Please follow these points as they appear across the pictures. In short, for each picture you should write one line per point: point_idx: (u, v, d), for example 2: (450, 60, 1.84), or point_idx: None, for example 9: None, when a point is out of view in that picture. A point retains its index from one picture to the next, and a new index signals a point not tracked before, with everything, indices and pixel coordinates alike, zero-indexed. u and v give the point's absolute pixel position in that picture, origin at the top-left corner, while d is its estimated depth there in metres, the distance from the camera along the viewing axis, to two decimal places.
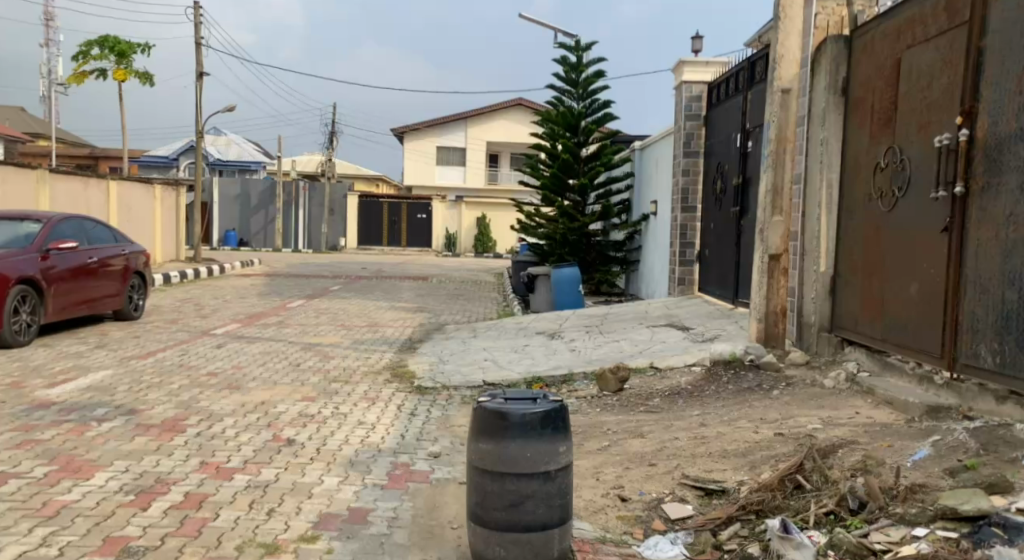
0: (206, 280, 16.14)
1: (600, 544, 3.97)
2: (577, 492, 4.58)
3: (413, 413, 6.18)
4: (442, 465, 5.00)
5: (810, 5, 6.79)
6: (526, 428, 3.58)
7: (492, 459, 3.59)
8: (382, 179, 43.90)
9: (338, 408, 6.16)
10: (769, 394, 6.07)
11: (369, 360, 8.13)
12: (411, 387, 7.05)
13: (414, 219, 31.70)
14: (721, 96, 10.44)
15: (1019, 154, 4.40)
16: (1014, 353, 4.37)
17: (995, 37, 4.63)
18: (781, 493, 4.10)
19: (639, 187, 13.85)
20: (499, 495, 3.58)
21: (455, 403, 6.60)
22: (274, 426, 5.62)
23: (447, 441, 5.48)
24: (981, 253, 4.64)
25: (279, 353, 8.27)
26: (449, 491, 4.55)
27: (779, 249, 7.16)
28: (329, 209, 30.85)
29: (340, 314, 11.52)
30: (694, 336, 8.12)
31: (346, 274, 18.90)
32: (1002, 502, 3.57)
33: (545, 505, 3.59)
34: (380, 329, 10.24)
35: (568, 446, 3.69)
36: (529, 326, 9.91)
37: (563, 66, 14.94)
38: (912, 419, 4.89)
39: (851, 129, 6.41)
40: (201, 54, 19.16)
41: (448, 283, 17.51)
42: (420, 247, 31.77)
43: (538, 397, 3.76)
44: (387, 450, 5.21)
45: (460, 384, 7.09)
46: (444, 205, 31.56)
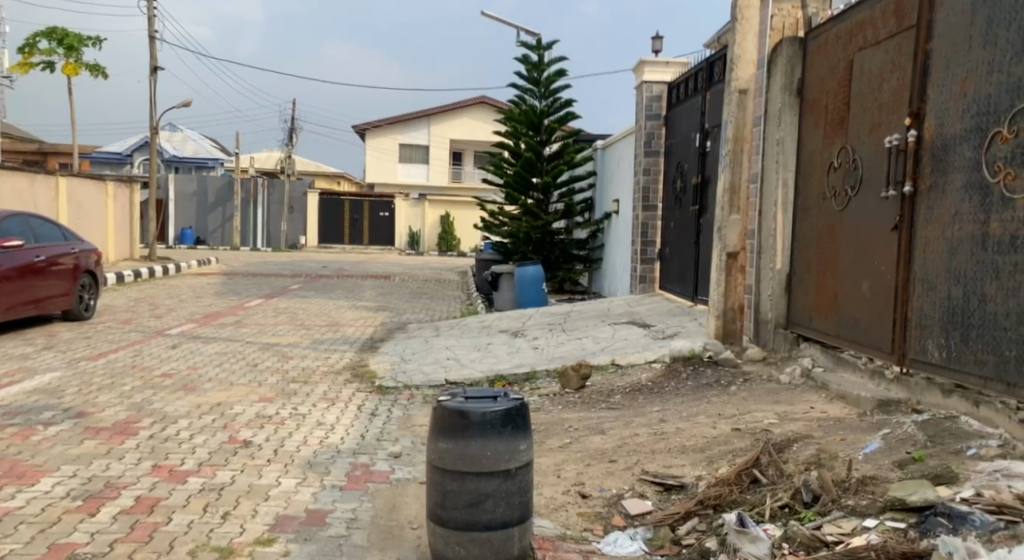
0: (162, 279, 15.96)
1: (561, 541, 4.00)
2: (538, 490, 4.62)
3: (374, 413, 6.19)
4: (402, 465, 5.02)
5: (766, 6, 6.89)
6: (486, 427, 3.61)
7: (451, 457, 3.61)
8: (344, 177, 43.67)
9: (296, 409, 6.15)
10: (727, 389, 6.16)
11: (328, 360, 8.10)
12: (372, 387, 7.04)
13: (376, 217, 31.54)
14: (681, 95, 10.55)
15: (963, 154, 4.52)
16: (960, 348, 4.47)
17: (941, 40, 4.75)
18: (738, 487, 4.19)
19: (602, 186, 13.94)
20: (459, 494, 3.61)
21: (416, 403, 6.60)
22: (231, 427, 5.59)
23: (407, 441, 5.49)
24: (929, 251, 4.76)
25: (237, 353, 8.22)
26: (409, 491, 4.57)
27: (736, 247, 7.25)
28: (289, 206, 30.59)
29: (299, 313, 11.42)
30: (654, 334, 8.20)
31: (307, 272, 18.78)
32: (947, 492, 3.66)
33: (504, 503, 3.63)
34: (341, 329, 10.19)
35: (529, 444, 3.72)
36: (492, 324, 9.91)
37: (524, 65, 15.00)
38: (864, 413, 5.01)
39: (806, 130, 6.53)
40: (155, 48, 18.91)
41: (412, 281, 17.46)
42: (384, 246, 31.64)
43: (499, 396, 3.79)
44: (347, 450, 5.22)
45: (422, 384, 7.09)
46: (407, 204, 31.65)
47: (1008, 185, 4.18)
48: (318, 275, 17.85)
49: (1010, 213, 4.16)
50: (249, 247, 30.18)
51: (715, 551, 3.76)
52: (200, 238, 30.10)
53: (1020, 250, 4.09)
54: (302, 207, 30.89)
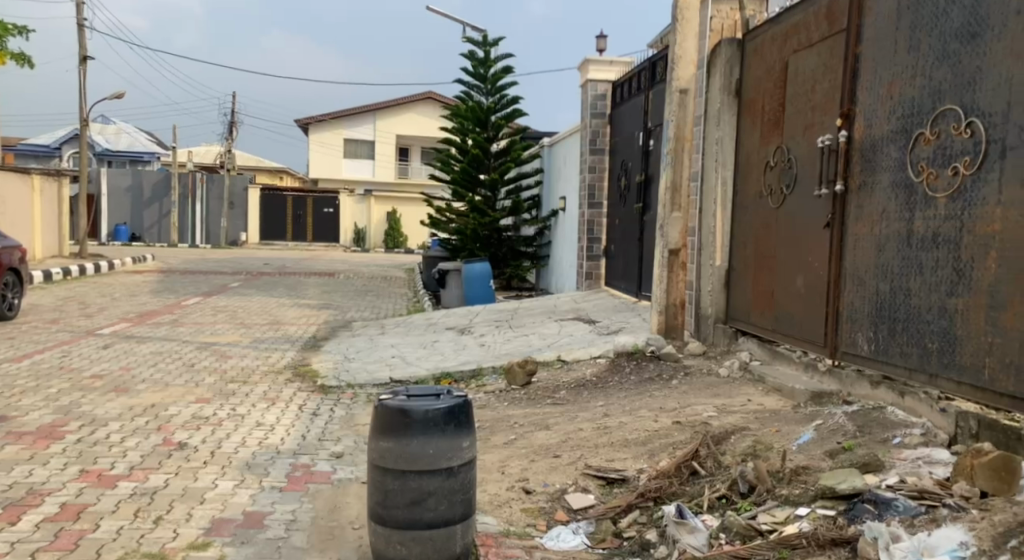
0: (92, 277, 15.61)
1: (504, 537, 4.05)
2: (482, 486, 4.69)
3: (315, 413, 6.18)
4: (344, 465, 5.04)
5: (706, 7, 7.04)
6: (428, 425, 3.66)
7: (392, 456, 3.65)
8: (286, 172, 43.27)
9: (234, 410, 6.12)
10: (669, 383, 6.30)
11: (268, 360, 8.04)
12: (314, 387, 7.02)
13: (319, 214, 31.21)
14: (624, 95, 10.70)
15: (890, 154, 4.69)
16: (887, 341, 4.65)
17: (869, 45, 4.92)
18: (678, 479, 4.30)
19: (549, 184, 14.06)
20: (400, 493, 3.65)
21: (359, 402, 6.60)
22: (165, 429, 5.55)
23: (349, 441, 5.51)
24: (858, 248, 4.94)
25: (172, 353, 8.12)
26: (351, 491, 4.59)
27: (678, 244, 7.41)
28: (228, 202, 29.84)
29: (238, 312, 11.31)
30: (599, 329, 8.33)
31: (246, 269, 18.55)
32: (874, 480, 3.78)
33: (446, 501, 3.68)
34: (281, 327, 10.11)
35: (471, 441, 3.78)
36: (439, 322, 9.95)
37: (470, 61, 15.04)
38: (799, 404, 5.17)
39: (744, 130, 6.69)
40: (83, 37, 18.45)
41: (356, 279, 17.38)
42: (328, 242, 31.35)
43: (442, 393, 3.84)
44: (287, 451, 5.22)
45: (367, 383, 7.10)
46: (353, 200, 31.63)
47: (930, 185, 4.34)
48: (259, 273, 17.65)
49: (931, 211, 4.32)
50: (187, 244, 29.64)
51: (656, 542, 3.85)
52: (134, 234, 29.60)
53: (939, 246, 4.25)
54: (242, 203, 30.06)
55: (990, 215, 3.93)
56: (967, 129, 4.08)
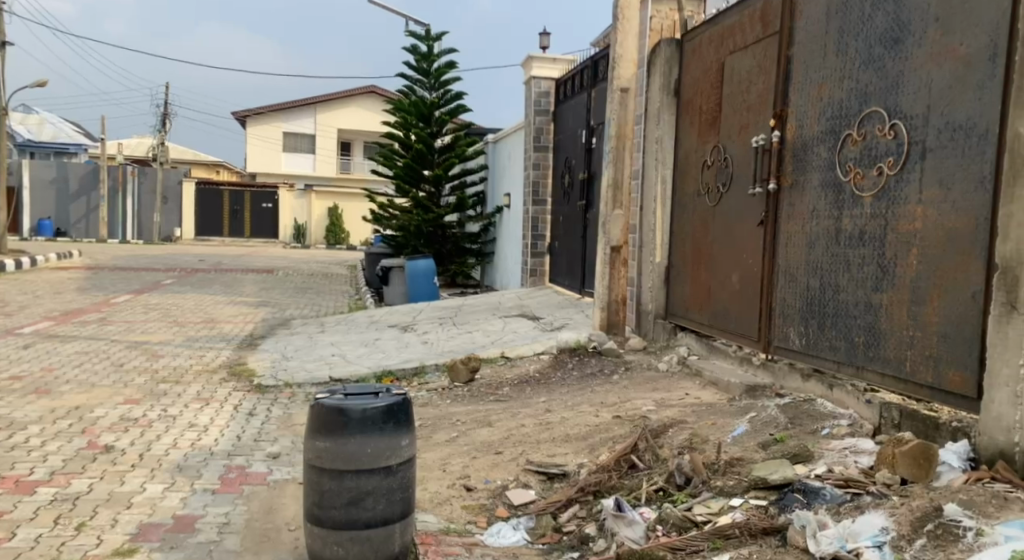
0: (15, 275, 15.18)
1: (444, 535, 4.08)
2: (423, 484, 4.72)
3: (251, 413, 6.14)
4: (281, 465, 5.02)
5: (646, 8, 7.15)
6: (366, 424, 3.69)
7: (328, 456, 3.66)
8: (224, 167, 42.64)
9: (165, 411, 6.04)
10: (610, 378, 6.40)
11: (202, 359, 7.95)
12: (251, 386, 6.97)
13: (258, 209, 30.97)
14: (568, 92, 10.79)
15: (820, 154, 4.84)
16: (816, 335, 4.81)
17: (800, 47, 5.08)
18: (617, 473, 4.39)
19: (493, 181, 14.10)
20: (337, 493, 3.66)
21: (297, 401, 6.58)
22: (90, 432, 5.46)
23: (286, 441, 5.49)
24: (790, 245, 5.10)
25: (98, 353, 7.97)
26: (287, 492, 4.59)
27: (619, 241, 7.54)
28: (162, 196, 29.68)
29: (171, 310, 11.13)
30: (543, 326, 8.42)
31: (180, 266, 18.22)
32: (804, 470, 3.91)
33: (385, 500, 3.71)
34: (216, 326, 9.99)
35: (411, 440, 3.81)
36: (381, 319, 9.95)
37: (413, 55, 15.03)
38: (734, 397, 5.31)
39: (682, 129, 6.81)
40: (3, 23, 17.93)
41: (296, 276, 17.24)
42: (266, 239, 31.14)
43: (381, 391, 3.86)
44: (220, 452, 5.18)
45: (305, 381, 7.08)
46: (292, 195, 31.16)
47: (857, 185, 4.49)
48: (193, 270, 17.39)
49: (858, 209, 4.47)
50: (117, 240, 28.88)
51: (595, 535, 3.93)
52: (59, 228, 28.77)
53: (866, 244, 4.40)
54: (175, 197, 30.02)
55: (912, 213, 4.08)
56: (891, 130, 4.23)
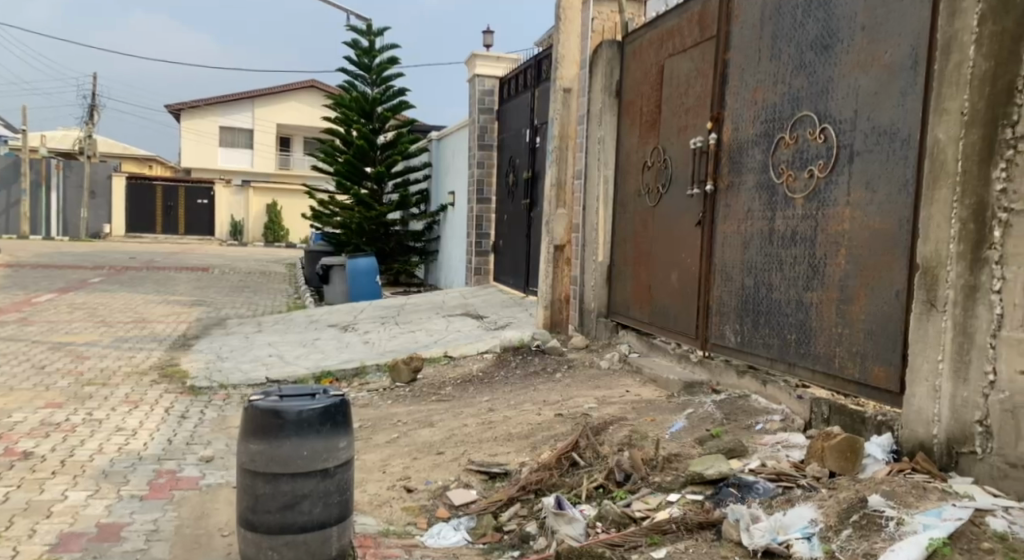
0: None
1: (383, 537, 4.10)
2: (362, 487, 4.73)
3: (183, 416, 6.07)
4: (213, 469, 4.99)
5: (588, 8, 7.23)
6: (302, 426, 3.68)
7: (262, 459, 3.65)
8: (155, 160, 41.86)
9: (90, 415, 5.94)
10: (553, 376, 6.47)
11: (131, 360, 7.82)
12: (183, 388, 6.89)
13: (193, 205, 30.56)
14: (511, 91, 10.85)
15: (754, 156, 4.97)
16: (751, 333, 4.95)
17: (736, 52, 5.19)
18: (558, 471, 4.45)
19: (437, 178, 14.06)
20: (272, 497, 3.65)
21: (232, 403, 6.53)
22: (8, 438, 5.34)
23: (220, 444, 5.45)
24: (725, 245, 5.22)
25: (19, 355, 7.78)
26: (219, 497, 4.56)
27: (563, 240, 7.66)
28: (89, 191, 28.76)
29: (97, 309, 10.91)
30: (486, 324, 8.48)
31: (107, 264, 17.81)
32: (738, 464, 4.01)
33: (322, 504, 3.71)
34: (147, 326, 9.82)
35: (349, 441, 3.82)
36: (321, 318, 9.88)
37: (354, 50, 14.93)
38: (672, 394, 5.42)
39: (623, 130, 6.89)
40: None
41: (232, 274, 17.01)
42: (201, 235, 30.88)
43: (318, 392, 3.86)
44: (149, 457, 5.12)
45: (240, 383, 7.01)
46: (228, 190, 30.87)
47: (789, 186, 4.63)
48: (122, 267, 17.04)
49: (790, 211, 4.60)
50: (39, 236, 28.05)
51: (536, 534, 3.98)
52: None
53: (798, 244, 4.53)
54: (104, 192, 28.99)
55: (841, 214, 4.22)
56: (821, 134, 4.37)
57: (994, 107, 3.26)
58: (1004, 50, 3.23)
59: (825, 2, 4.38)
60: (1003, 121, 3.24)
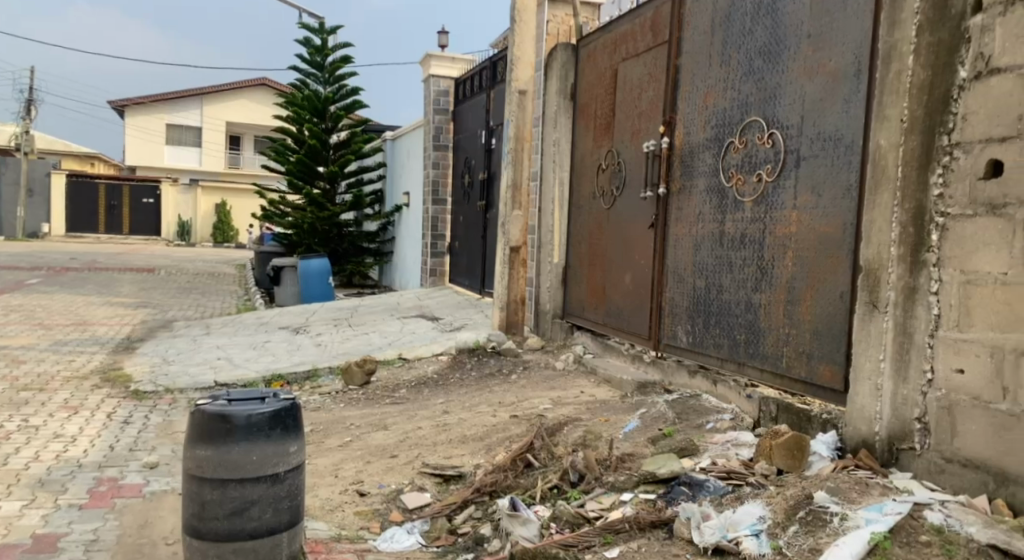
0: None
1: (334, 542, 4.09)
2: (314, 492, 4.71)
3: (126, 421, 5.99)
4: (157, 476, 4.94)
5: (542, 11, 7.29)
6: (251, 431, 3.66)
7: (210, 465, 3.62)
8: (98, 157, 41.17)
9: (27, 421, 5.83)
10: (508, 378, 6.50)
11: (71, 365, 7.68)
12: (126, 392, 6.79)
13: (139, 204, 30.04)
14: (467, 92, 10.87)
15: (705, 160, 5.06)
16: (702, 333, 5.04)
17: (688, 57, 5.28)
18: (513, 472, 4.48)
19: (391, 178, 14.01)
20: (220, 504, 3.62)
21: (178, 407, 6.46)
22: None
23: (164, 450, 5.39)
24: (678, 246, 5.31)
25: None
26: (163, 505, 4.51)
27: (518, 241, 7.69)
28: (27, 189, 27.99)
29: (36, 312, 10.68)
30: (442, 326, 8.48)
31: (45, 264, 17.45)
32: (690, 463, 4.08)
33: (271, 509, 3.69)
34: (88, 328, 9.66)
35: (298, 446, 3.82)
36: (271, 321, 9.79)
37: (306, 48, 14.85)
38: (626, 394, 5.49)
39: (578, 133, 6.95)
40: None
41: (179, 275, 16.78)
42: (148, 235, 30.33)
43: (267, 396, 3.85)
44: (89, 464, 5.04)
45: (188, 387, 6.94)
46: (175, 189, 30.50)
47: (739, 190, 4.72)
48: (63, 268, 16.71)
49: (740, 213, 4.70)
50: None
51: (490, 536, 4.01)
52: None
53: (747, 246, 4.63)
54: (42, 192, 28.32)
55: (788, 218, 4.32)
56: (769, 139, 4.47)
57: (932, 115, 3.38)
58: (940, 60, 3.35)
59: (773, 10, 4.48)
60: (940, 129, 3.36)
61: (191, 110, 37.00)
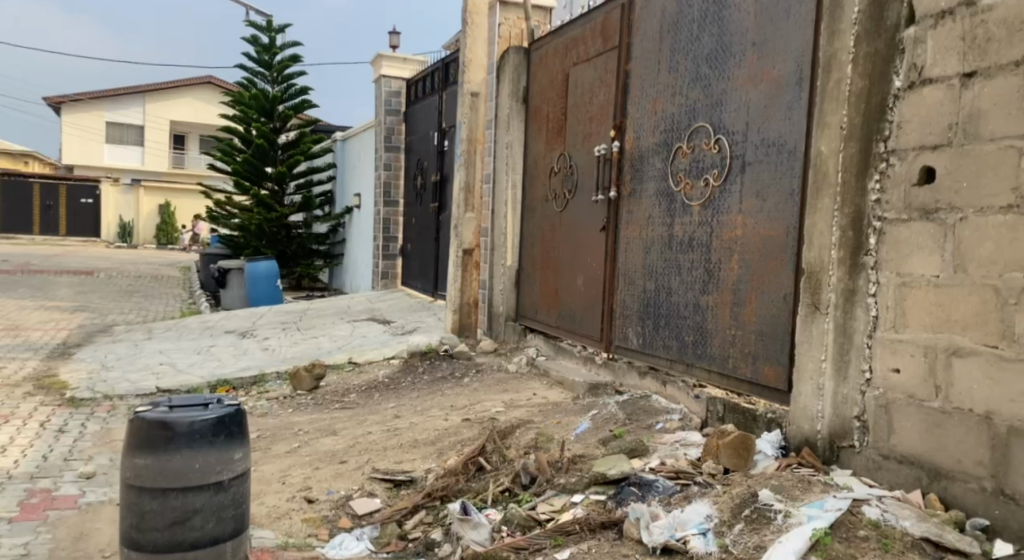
0: None
1: (281, 551, 4.08)
2: (261, 499, 4.68)
3: (61, 430, 5.88)
4: (94, 487, 4.86)
5: (494, 14, 7.33)
6: (194, 438, 3.63)
7: (150, 474, 3.58)
8: (31, 154, 40.24)
9: None
10: (461, 381, 6.52)
11: (4, 372, 7.50)
12: (62, 400, 6.66)
13: (76, 204, 29.58)
14: (419, 93, 10.86)
15: (654, 164, 5.14)
16: (652, 335, 5.11)
17: (637, 63, 5.36)
18: (464, 476, 4.50)
19: (342, 178, 13.91)
20: (160, 514, 3.58)
21: (117, 414, 6.35)
22: None
23: (102, 459, 5.31)
24: (628, 249, 5.38)
25: None
26: (100, 516, 4.45)
27: (471, 244, 7.71)
28: None
29: None
30: (394, 330, 8.45)
31: None
32: (639, 463, 4.15)
33: (215, 518, 3.67)
34: (23, 334, 9.43)
35: (244, 453, 3.80)
36: (217, 325, 9.67)
37: (254, 47, 14.70)
38: (578, 396, 5.55)
39: (530, 136, 6.99)
40: None
41: (120, 278, 16.46)
42: (84, 235, 29.66)
43: (211, 402, 3.83)
44: (21, 476, 4.95)
45: (128, 393, 6.83)
46: (116, 189, 29.88)
47: (686, 194, 4.80)
48: None
49: (688, 217, 4.78)
50: None
51: (440, 541, 4.02)
52: None
53: (694, 249, 4.72)
54: None
55: (733, 222, 4.41)
56: (715, 144, 4.56)
57: (869, 123, 3.49)
58: (876, 70, 3.46)
59: (719, 18, 4.57)
60: (876, 136, 3.46)
61: (134, 109, 36.36)
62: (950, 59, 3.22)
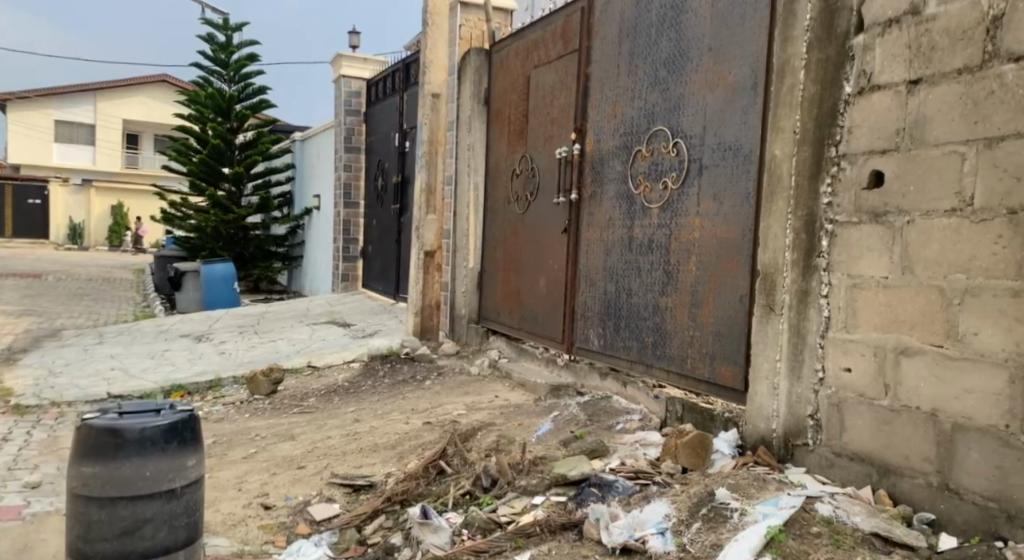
0: None
1: None
2: (216, 506, 4.64)
3: (7, 439, 5.77)
4: (40, 496, 4.78)
5: (454, 16, 7.34)
6: (145, 444, 3.60)
7: (98, 482, 3.54)
8: None
9: None
10: (422, 384, 6.52)
11: None
12: (9, 407, 6.53)
13: (24, 205, 29.01)
14: (380, 93, 10.82)
15: (614, 167, 5.19)
16: (612, 336, 5.16)
17: (597, 66, 5.41)
18: (425, 480, 4.50)
19: (302, 180, 13.81)
20: (109, 523, 3.54)
21: (65, 422, 6.25)
22: None
23: (49, 468, 5.22)
24: (589, 251, 5.42)
25: None
26: (47, 527, 4.38)
27: (433, 246, 7.69)
28: None
29: None
30: (354, 332, 8.43)
31: None
32: (599, 464, 4.18)
33: (167, 526, 3.64)
34: None
35: (197, 459, 3.78)
36: (172, 329, 9.55)
37: (211, 46, 14.55)
38: (539, 397, 5.59)
39: (492, 138, 7.01)
40: None
41: (69, 281, 16.16)
42: (31, 235, 29.07)
43: (163, 408, 3.79)
44: None
45: (77, 399, 6.72)
46: (65, 189, 29.46)
47: (646, 197, 4.86)
48: None
49: (647, 220, 4.84)
50: None
51: (400, 545, 3.99)
52: None
53: (654, 251, 4.77)
54: None
55: (691, 224, 4.48)
56: (673, 148, 4.62)
57: (821, 127, 3.56)
58: (828, 76, 3.53)
59: (676, 23, 4.64)
60: (828, 141, 3.53)
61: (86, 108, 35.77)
62: (897, 66, 3.30)
